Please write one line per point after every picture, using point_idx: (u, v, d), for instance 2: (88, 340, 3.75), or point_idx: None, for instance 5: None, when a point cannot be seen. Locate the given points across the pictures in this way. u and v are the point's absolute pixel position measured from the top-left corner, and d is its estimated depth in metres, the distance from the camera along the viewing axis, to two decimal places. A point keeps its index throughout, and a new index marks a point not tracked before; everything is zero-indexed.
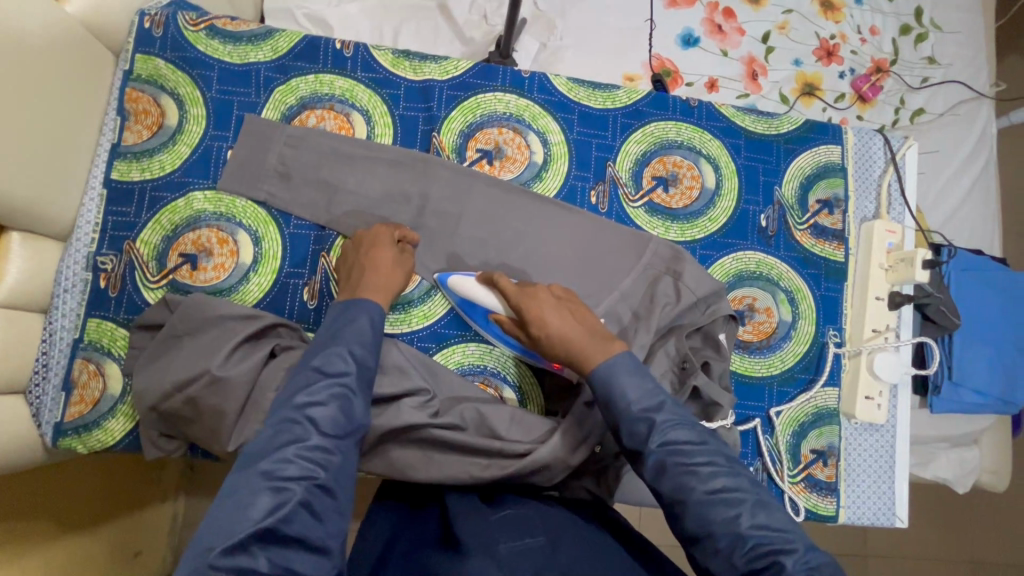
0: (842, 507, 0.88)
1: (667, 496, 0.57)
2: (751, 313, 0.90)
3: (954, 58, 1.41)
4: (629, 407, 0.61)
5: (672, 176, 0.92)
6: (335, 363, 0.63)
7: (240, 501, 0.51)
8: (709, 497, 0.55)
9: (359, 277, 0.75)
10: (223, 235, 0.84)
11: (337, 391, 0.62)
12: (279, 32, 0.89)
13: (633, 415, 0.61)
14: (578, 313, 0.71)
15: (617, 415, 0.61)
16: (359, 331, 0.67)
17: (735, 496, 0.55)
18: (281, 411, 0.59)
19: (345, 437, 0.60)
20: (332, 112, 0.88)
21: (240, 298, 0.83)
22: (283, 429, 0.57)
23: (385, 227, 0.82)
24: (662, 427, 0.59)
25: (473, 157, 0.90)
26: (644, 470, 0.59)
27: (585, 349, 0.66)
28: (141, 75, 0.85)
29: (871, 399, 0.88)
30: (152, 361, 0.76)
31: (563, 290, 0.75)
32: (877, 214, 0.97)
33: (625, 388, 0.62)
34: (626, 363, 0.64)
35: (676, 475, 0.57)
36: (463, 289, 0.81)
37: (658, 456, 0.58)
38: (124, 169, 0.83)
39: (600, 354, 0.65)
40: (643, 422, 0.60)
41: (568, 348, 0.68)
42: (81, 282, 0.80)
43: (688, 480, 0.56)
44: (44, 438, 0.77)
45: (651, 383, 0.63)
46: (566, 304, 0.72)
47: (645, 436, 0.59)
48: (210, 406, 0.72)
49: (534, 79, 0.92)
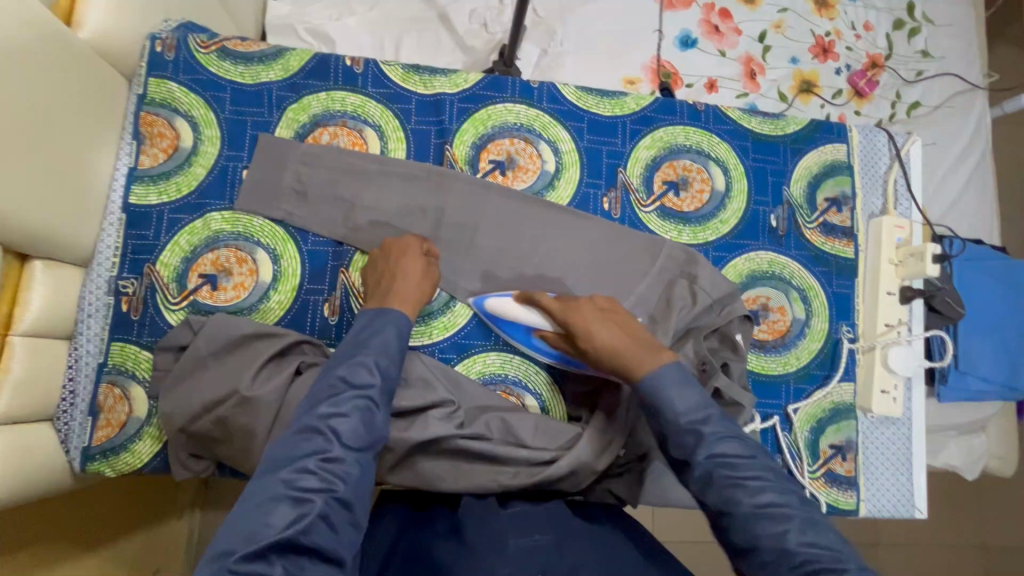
0: (862, 501, 0.90)
1: (714, 507, 0.58)
2: (765, 312, 0.92)
3: (948, 51, 1.43)
4: (676, 416, 0.62)
5: (682, 180, 0.93)
6: (360, 375, 0.63)
7: (261, 508, 0.52)
8: (756, 511, 0.55)
9: (389, 286, 0.75)
10: (241, 255, 0.85)
11: (361, 403, 0.61)
12: (289, 51, 0.90)
13: (680, 426, 0.62)
14: (623, 324, 0.72)
15: (666, 425, 0.63)
16: (385, 342, 0.67)
17: (782, 512, 0.55)
18: (304, 418, 0.60)
19: (365, 450, 0.60)
20: (345, 129, 0.89)
21: (261, 316, 0.84)
22: (305, 438, 0.58)
23: (414, 238, 0.82)
24: (710, 440, 0.60)
25: (486, 169, 0.91)
26: (690, 480, 0.60)
27: (630, 359, 0.67)
28: (155, 99, 0.85)
29: (887, 393, 0.90)
30: (178, 383, 0.77)
31: (606, 300, 0.77)
32: (884, 209, 0.98)
33: (671, 397, 0.63)
34: (676, 372, 0.64)
35: (723, 487, 0.57)
36: (504, 309, 0.83)
37: (705, 467, 0.59)
38: (141, 193, 0.83)
39: (651, 362, 0.66)
40: (690, 434, 0.61)
41: (614, 359, 0.69)
42: (103, 306, 0.80)
43: (735, 494, 0.57)
44: (73, 463, 0.78)
45: (697, 393, 0.63)
46: (610, 315, 0.74)
47: (692, 447, 0.61)
48: (240, 425, 0.73)
49: (543, 88, 0.93)
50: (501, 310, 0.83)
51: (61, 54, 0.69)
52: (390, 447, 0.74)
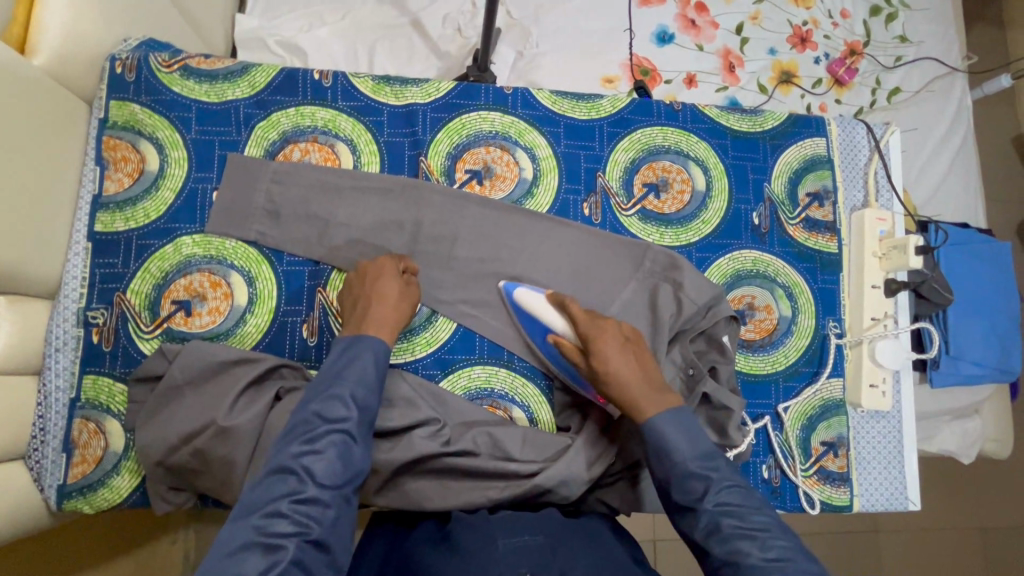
0: (856, 496, 0.89)
1: (719, 557, 0.58)
2: (751, 312, 0.91)
3: (926, 35, 1.43)
4: (683, 460, 0.64)
5: (662, 181, 0.92)
6: (334, 409, 0.62)
7: (232, 557, 0.51)
8: (766, 564, 0.55)
9: (366, 310, 0.74)
10: (215, 278, 0.82)
11: (335, 439, 0.60)
12: (255, 67, 0.88)
13: (689, 470, 0.63)
14: (641, 360, 0.72)
15: (672, 467, 0.64)
16: (361, 372, 0.66)
17: (791, 566, 0.55)
18: (278, 456, 0.58)
19: (343, 486, 0.58)
20: (316, 144, 0.87)
21: (238, 341, 0.82)
22: (278, 479, 0.56)
23: (390, 258, 0.81)
24: (718, 487, 0.62)
25: (463, 179, 0.89)
26: (695, 529, 0.61)
27: (638, 397, 0.68)
28: (117, 122, 0.83)
29: (875, 387, 0.89)
30: (155, 414, 0.75)
31: (631, 329, 0.76)
32: (866, 202, 0.97)
33: (677, 443, 0.65)
34: (682, 420, 0.66)
35: (731, 537, 0.58)
36: (528, 302, 0.82)
37: (711, 515, 0.60)
38: (107, 221, 0.81)
39: (654, 405, 0.67)
40: (700, 480, 0.63)
41: (622, 391, 0.69)
42: (73, 339, 0.78)
43: (745, 546, 0.57)
44: (49, 502, 0.75)
45: (701, 440, 0.65)
46: (630, 347, 0.73)
47: (700, 494, 0.62)
48: (219, 457, 0.71)
49: (517, 94, 0.91)
50: (527, 303, 0.82)
51: (14, 84, 0.66)
52: (376, 471, 0.72)
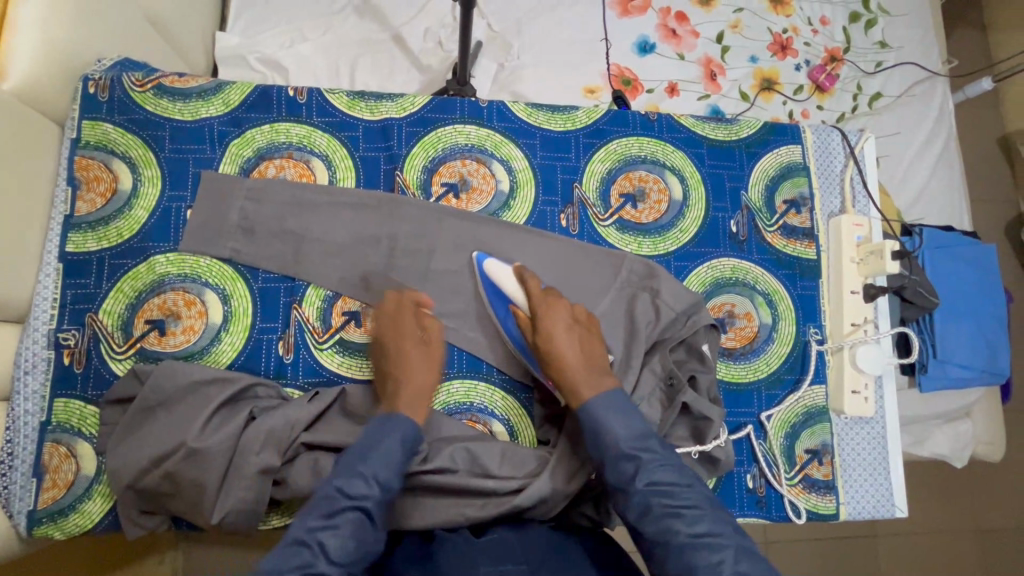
0: (842, 504, 0.88)
1: (650, 536, 0.60)
2: (731, 319, 0.90)
3: (904, 41, 1.44)
4: (619, 441, 0.65)
5: (639, 191, 0.92)
6: (356, 486, 0.61)
7: None
8: (693, 541, 0.58)
9: (396, 385, 0.73)
10: (189, 297, 0.82)
11: (354, 514, 0.59)
12: (229, 85, 0.88)
13: (621, 452, 0.65)
14: (587, 344, 0.75)
15: (606, 450, 0.66)
16: (389, 453, 0.65)
17: (718, 543, 0.57)
18: (295, 528, 0.57)
19: (350, 568, 0.57)
20: (291, 160, 0.87)
21: (213, 360, 0.81)
22: (289, 553, 0.55)
23: (412, 313, 0.79)
24: (649, 467, 0.63)
25: (439, 192, 0.89)
26: (628, 510, 0.63)
27: (576, 378, 0.71)
28: (90, 142, 0.83)
29: (858, 393, 0.89)
30: (126, 436, 0.74)
31: (586, 314, 0.79)
32: (843, 208, 0.98)
33: (611, 423, 0.66)
34: (614, 400, 0.68)
35: (660, 517, 0.60)
36: (498, 273, 0.82)
37: (643, 496, 0.62)
38: (79, 241, 0.80)
39: (591, 388, 0.70)
40: (630, 461, 0.64)
41: (562, 370, 0.72)
42: (43, 361, 0.77)
43: (673, 524, 0.59)
44: (19, 528, 0.74)
45: (638, 421, 0.67)
46: (578, 328, 0.76)
47: (631, 475, 0.63)
48: (189, 478, 0.71)
49: (492, 107, 0.92)
50: (497, 275, 0.82)
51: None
52: None
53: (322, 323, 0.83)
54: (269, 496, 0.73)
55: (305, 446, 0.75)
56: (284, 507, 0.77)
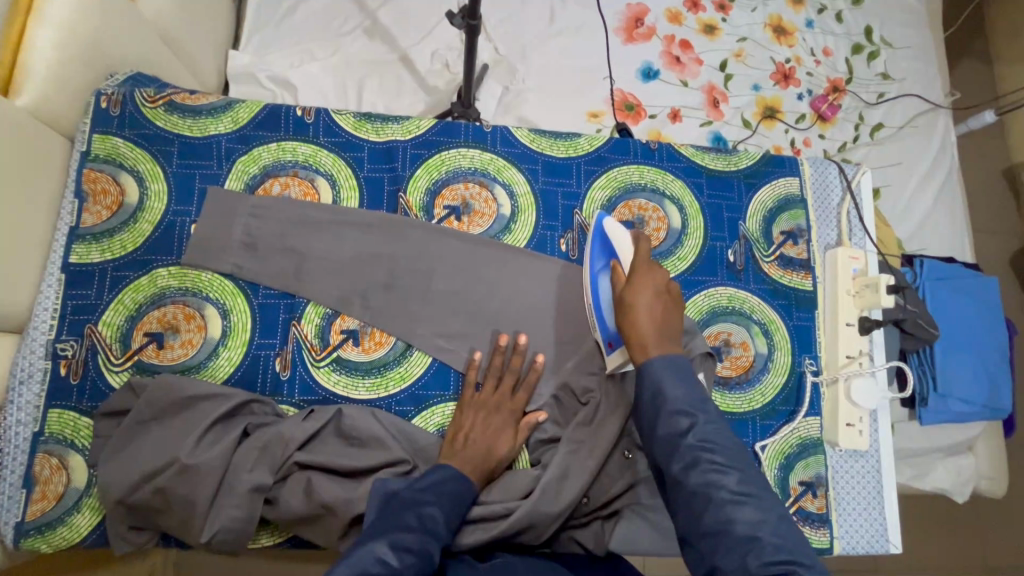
0: (836, 538, 0.87)
1: (693, 487, 0.59)
2: (728, 348, 0.91)
3: (907, 73, 1.47)
4: (675, 396, 0.64)
5: (638, 219, 0.94)
6: (431, 518, 0.63)
7: None
8: (735, 498, 0.57)
9: (466, 445, 0.75)
10: (189, 311, 0.82)
11: (427, 544, 0.60)
12: (238, 103, 0.90)
13: (675, 409, 0.63)
14: (670, 313, 0.71)
15: (661, 404, 0.64)
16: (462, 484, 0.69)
17: (757, 502, 0.56)
18: (374, 544, 0.57)
19: None
20: (296, 178, 0.88)
21: (209, 374, 0.81)
22: (367, 561, 0.55)
23: (499, 362, 0.82)
24: (704, 426, 0.62)
25: (441, 214, 0.90)
26: (673, 462, 0.61)
27: (646, 336, 0.68)
28: (99, 155, 0.84)
29: (852, 426, 0.89)
30: (117, 450, 0.73)
31: (679, 291, 0.74)
32: (839, 241, 0.99)
33: (666, 387, 0.64)
34: (677, 369, 0.65)
35: (706, 471, 0.59)
36: (612, 227, 0.81)
37: (691, 450, 0.60)
38: (83, 252, 0.81)
39: (655, 349, 0.67)
40: (685, 417, 0.62)
41: (636, 323, 0.70)
42: (40, 371, 0.77)
43: (718, 479, 0.58)
44: (5, 540, 0.73)
45: (696, 389, 0.65)
46: (666, 299, 0.72)
47: (684, 430, 0.62)
48: (180, 494, 0.70)
49: (495, 132, 0.94)
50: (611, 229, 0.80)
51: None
52: (340, 511, 0.71)
53: (320, 340, 0.83)
54: (260, 514, 0.73)
55: (298, 466, 0.75)
56: (273, 526, 0.77)
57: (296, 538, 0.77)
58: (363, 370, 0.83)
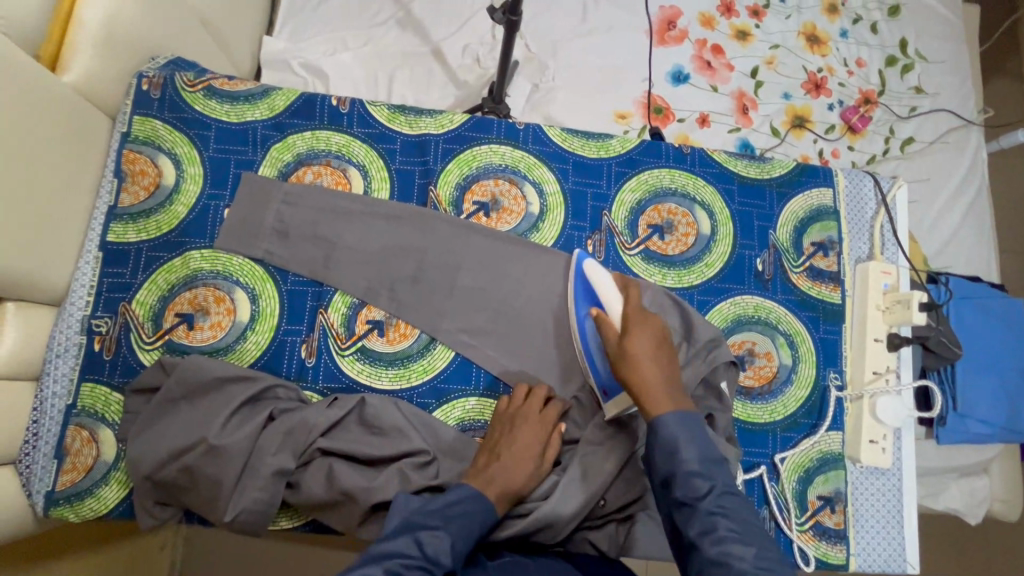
0: (852, 555, 0.87)
1: (709, 557, 0.58)
2: (751, 358, 0.90)
3: (941, 87, 1.44)
4: (690, 461, 0.64)
5: (667, 223, 0.93)
6: (435, 546, 0.60)
7: None
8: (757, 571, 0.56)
9: (494, 465, 0.72)
10: (219, 294, 0.83)
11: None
12: (275, 90, 0.91)
13: (693, 471, 0.63)
14: (666, 363, 0.72)
15: (677, 466, 0.64)
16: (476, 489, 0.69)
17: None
18: (368, 570, 0.56)
19: None
20: (328, 168, 0.89)
21: (237, 357, 0.82)
22: None
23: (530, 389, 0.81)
24: (720, 492, 0.62)
25: (470, 210, 0.90)
26: (689, 526, 0.61)
27: (653, 390, 0.69)
28: (139, 136, 0.86)
29: (875, 443, 0.88)
30: (147, 427, 0.75)
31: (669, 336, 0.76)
32: (870, 254, 0.97)
33: (680, 444, 0.65)
34: (690, 424, 0.66)
35: (727, 541, 0.58)
36: (594, 272, 0.81)
37: (708, 516, 0.60)
38: (120, 231, 0.83)
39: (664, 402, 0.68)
40: (702, 479, 0.63)
41: (638, 377, 0.70)
42: (75, 346, 0.79)
43: (736, 549, 0.58)
44: (35, 508, 0.75)
45: (710, 446, 0.65)
46: (661, 348, 0.73)
47: (702, 493, 0.62)
48: (208, 475, 0.72)
49: (528, 130, 0.94)
50: (593, 275, 0.81)
51: (28, 108, 0.69)
52: (360, 502, 0.72)
53: (346, 330, 0.84)
54: (282, 498, 0.74)
55: (320, 452, 0.76)
56: (292, 510, 0.78)
57: (314, 524, 0.79)
58: (387, 361, 0.84)
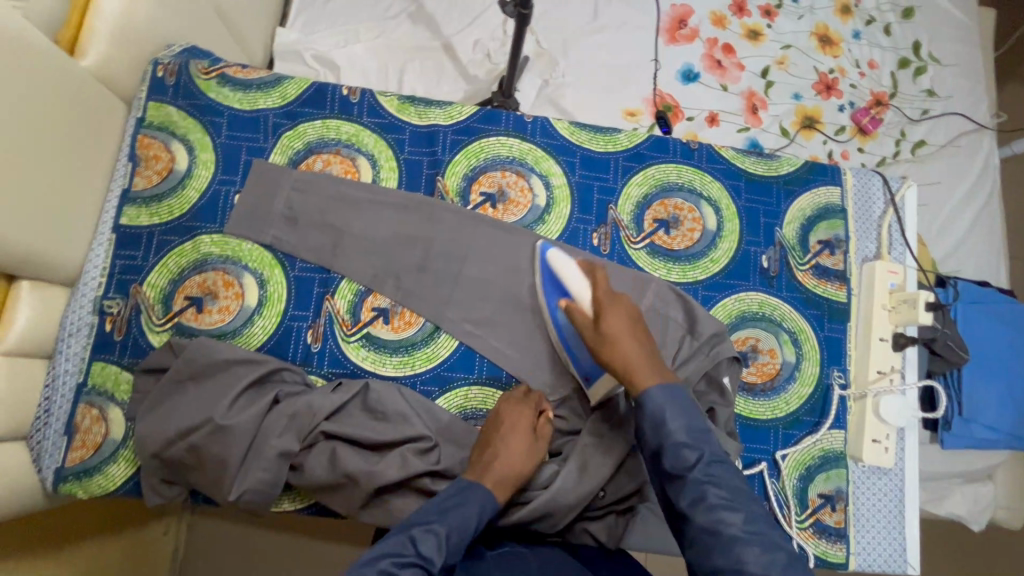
0: (852, 554, 0.86)
1: (700, 525, 0.59)
2: (755, 354, 0.90)
3: (954, 90, 1.42)
4: (676, 432, 0.64)
5: (673, 218, 0.93)
6: (427, 545, 0.59)
7: None
8: (747, 535, 0.57)
9: (487, 455, 0.72)
10: (228, 278, 0.85)
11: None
12: (287, 79, 0.92)
13: (679, 441, 0.63)
14: (644, 338, 0.72)
15: (664, 438, 0.64)
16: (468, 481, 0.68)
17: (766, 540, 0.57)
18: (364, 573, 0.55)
19: None
20: (338, 156, 0.90)
21: (244, 341, 0.83)
22: None
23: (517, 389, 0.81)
24: (708, 460, 0.62)
25: (477, 201, 0.91)
26: (680, 497, 0.61)
27: (636, 367, 0.69)
28: (153, 122, 0.87)
29: (878, 442, 0.87)
30: (156, 406, 0.77)
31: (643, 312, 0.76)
32: (877, 254, 0.97)
33: (667, 415, 0.65)
34: (676, 396, 0.66)
35: (716, 508, 0.59)
36: (557, 263, 0.81)
37: (697, 485, 0.61)
38: (133, 215, 0.84)
39: (649, 376, 0.68)
40: (690, 449, 0.63)
41: (619, 357, 0.70)
42: (87, 326, 0.81)
43: (727, 517, 0.58)
44: (45, 483, 0.76)
45: (696, 419, 0.65)
46: (637, 325, 0.73)
47: (691, 463, 0.62)
48: (213, 453, 0.73)
49: (536, 123, 0.94)
50: (555, 263, 0.82)
51: (47, 90, 0.71)
52: (362, 485, 0.73)
53: (352, 316, 0.85)
54: (286, 479, 0.76)
55: (324, 436, 0.77)
56: (295, 492, 0.79)
57: (316, 507, 0.80)
58: (392, 348, 0.85)
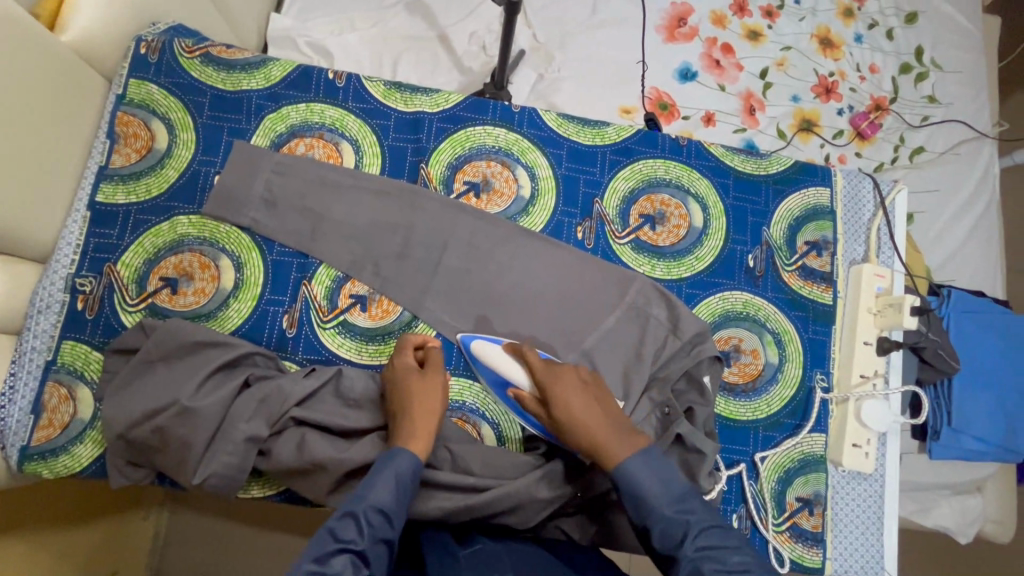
0: (828, 559, 0.85)
1: None
2: (737, 354, 0.89)
3: (955, 97, 1.41)
4: (661, 505, 0.62)
5: (659, 214, 0.92)
6: (349, 530, 0.57)
7: None
8: None
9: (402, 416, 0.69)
10: (205, 260, 0.83)
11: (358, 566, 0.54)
12: (273, 61, 0.91)
13: (667, 515, 0.61)
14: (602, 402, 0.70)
15: (649, 514, 0.62)
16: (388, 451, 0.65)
17: None
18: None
19: None
20: (321, 141, 0.89)
21: (218, 323, 0.82)
22: None
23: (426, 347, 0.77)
24: (696, 531, 0.60)
25: (460, 190, 0.90)
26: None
27: (604, 438, 0.66)
28: (133, 99, 0.86)
29: (859, 447, 0.86)
30: (123, 387, 0.75)
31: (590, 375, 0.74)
32: (865, 257, 0.95)
33: (645, 484, 0.63)
34: (650, 459, 0.64)
35: None
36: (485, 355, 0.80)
37: (691, 561, 0.58)
38: (109, 192, 0.83)
39: (619, 446, 0.65)
40: (679, 524, 0.61)
41: (585, 432, 0.67)
42: (57, 303, 0.79)
43: None
44: (10, 461, 0.75)
45: (676, 483, 0.64)
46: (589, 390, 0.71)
47: (680, 539, 0.60)
48: (178, 436, 0.72)
49: (523, 113, 0.93)
50: (482, 354, 0.80)
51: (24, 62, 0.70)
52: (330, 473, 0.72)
53: (328, 303, 0.84)
54: (253, 464, 0.74)
55: (294, 421, 0.76)
56: (264, 478, 0.78)
57: (287, 493, 0.78)
58: (368, 336, 0.84)
